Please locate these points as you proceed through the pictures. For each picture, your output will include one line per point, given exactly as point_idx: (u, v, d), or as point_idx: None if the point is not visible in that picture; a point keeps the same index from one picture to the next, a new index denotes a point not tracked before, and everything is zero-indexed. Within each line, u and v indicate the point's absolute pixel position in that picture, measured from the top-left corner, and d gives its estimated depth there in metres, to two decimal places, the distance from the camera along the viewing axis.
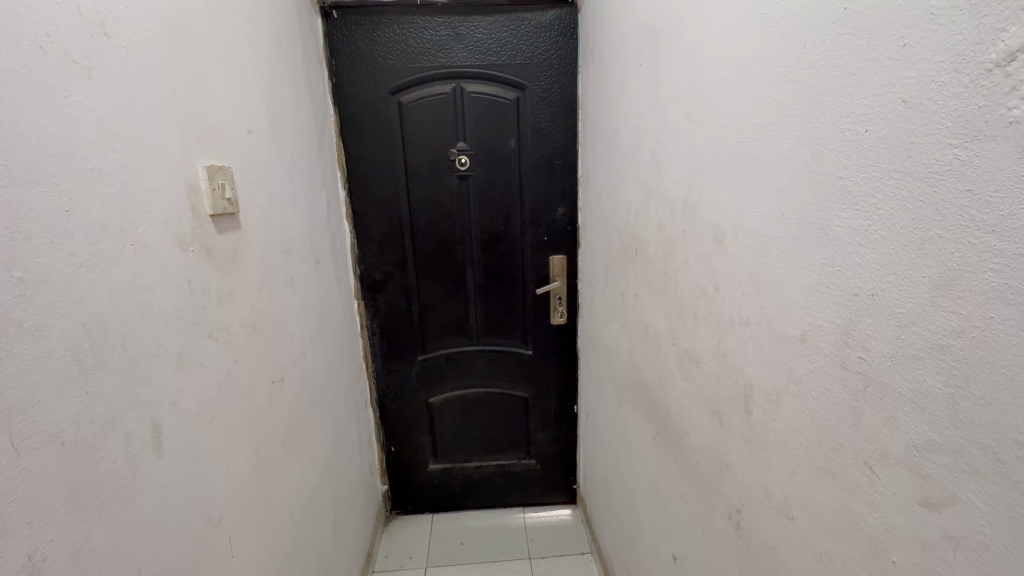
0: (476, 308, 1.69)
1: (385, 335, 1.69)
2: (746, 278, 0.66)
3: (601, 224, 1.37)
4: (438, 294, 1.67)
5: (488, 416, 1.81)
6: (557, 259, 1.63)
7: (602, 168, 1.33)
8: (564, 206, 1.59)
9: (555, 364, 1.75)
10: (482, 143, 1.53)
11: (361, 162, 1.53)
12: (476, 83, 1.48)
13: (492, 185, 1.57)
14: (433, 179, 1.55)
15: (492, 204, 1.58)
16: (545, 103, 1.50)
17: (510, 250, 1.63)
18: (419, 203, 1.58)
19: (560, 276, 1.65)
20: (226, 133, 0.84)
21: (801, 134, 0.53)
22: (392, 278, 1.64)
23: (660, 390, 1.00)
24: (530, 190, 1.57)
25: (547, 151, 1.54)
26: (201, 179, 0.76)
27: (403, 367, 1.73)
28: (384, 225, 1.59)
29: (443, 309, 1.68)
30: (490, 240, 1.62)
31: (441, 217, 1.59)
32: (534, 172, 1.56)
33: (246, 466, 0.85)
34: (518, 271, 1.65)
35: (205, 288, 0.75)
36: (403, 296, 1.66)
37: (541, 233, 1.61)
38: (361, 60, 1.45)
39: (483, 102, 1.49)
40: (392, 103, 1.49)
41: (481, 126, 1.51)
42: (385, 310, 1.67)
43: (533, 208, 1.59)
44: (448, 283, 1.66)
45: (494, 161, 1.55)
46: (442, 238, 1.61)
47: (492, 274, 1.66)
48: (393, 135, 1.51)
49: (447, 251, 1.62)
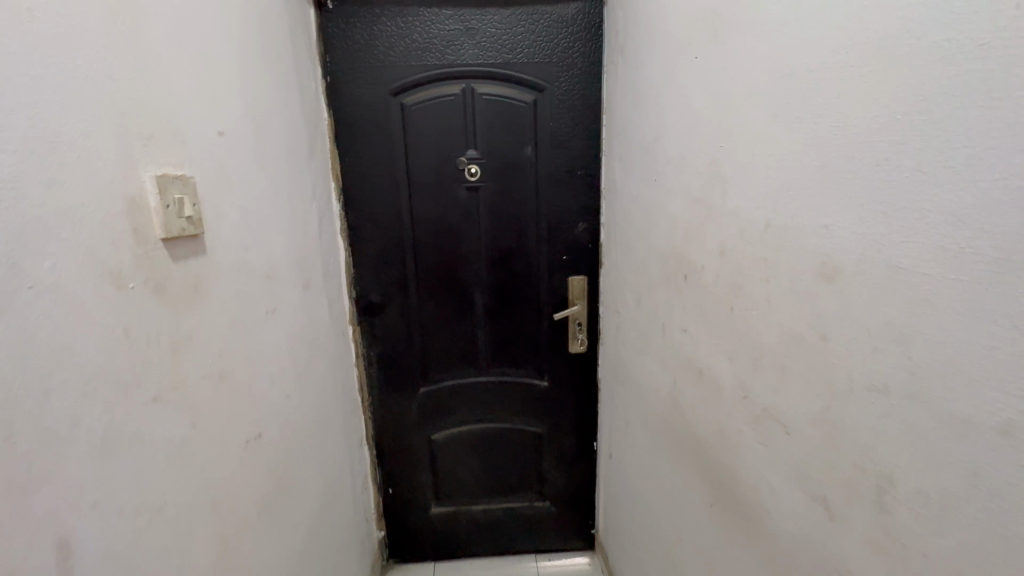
0: (485, 334, 1.51)
1: (383, 365, 1.51)
2: (880, 330, 0.49)
3: (631, 242, 1.20)
4: (443, 320, 1.49)
5: (498, 455, 1.62)
6: (576, 280, 1.46)
7: (633, 179, 1.16)
8: (585, 221, 1.42)
9: (572, 397, 1.57)
10: (494, 151, 1.36)
11: (357, 172, 1.36)
12: (488, 84, 1.32)
13: (505, 197, 1.40)
14: (439, 191, 1.38)
15: (505, 219, 1.41)
16: (565, 106, 1.34)
17: (524, 270, 1.46)
18: (423, 218, 1.40)
19: (580, 298, 1.47)
20: (188, 134, 0.67)
21: (1007, 134, 0.36)
22: (392, 301, 1.46)
23: (721, 449, 0.82)
24: (548, 203, 1.40)
25: (568, 159, 1.37)
26: (149, 192, 0.58)
27: (402, 401, 1.54)
28: (383, 242, 1.41)
29: (449, 335, 1.50)
30: (502, 259, 1.44)
31: (447, 234, 1.42)
32: (552, 184, 1.39)
33: (206, 559, 0.66)
34: (533, 294, 1.48)
35: (153, 335, 0.57)
36: (403, 321, 1.48)
37: (559, 251, 1.44)
38: (358, 56, 1.29)
39: (495, 106, 1.33)
40: (393, 105, 1.32)
41: (494, 132, 1.35)
42: (383, 337, 1.49)
43: (551, 223, 1.42)
44: (455, 307, 1.48)
45: (507, 171, 1.38)
46: (448, 257, 1.44)
47: (504, 297, 1.48)
48: (394, 142, 1.34)
49: (454, 271, 1.45)
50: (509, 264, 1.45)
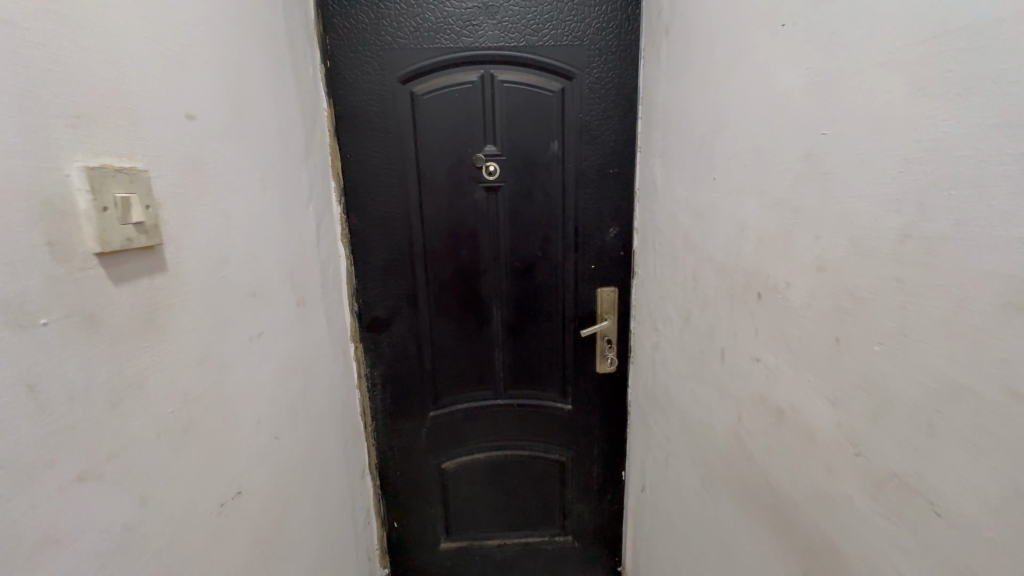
0: (502, 353, 1.34)
1: (388, 387, 1.35)
2: None
3: (678, 251, 1.04)
4: (455, 337, 1.33)
5: (515, 485, 1.46)
6: (606, 292, 1.30)
7: (681, 178, 1.00)
8: (617, 225, 1.26)
9: (599, 422, 1.40)
10: (516, 147, 1.20)
11: (361, 172, 1.20)
12: (511, 70, 1.16)
13: (528, 199, 1.24)
14: (454, 193, 1.22)
15: (527, 224, 1.25)
16: (598, 95, 1.18)
17: (548, 282, 1.30)
18: (434, 222, 1.24)
19: (610, 312, 1.31)
20: (143, 118, 0.51)
21: None
22: (398, 315, 1.30)
23: (812, 512, 0.66)
24: (575, 206, 1.24)
25: (599, 156, 1.21)
26: (77, 192, 0.42)
27: (409, 427, 1.38)
28: (389, 249, 1.25)
29: (462, 353, 1.34)
30: (522, 268, 1.28)
31: (461, 241, 1.26)
32: (581, 184, 1.23)
33: None
34: (557, 307, 1.32)
35: (78, 393, 0.41)
36: (412, 337, 1.32)
37: (588, 260, 1.28)
38: (363, 39, 1.13)
39: (518, 95, 1.17)
40: (402, 94, 1.16)
41: (515, 126, 1.19)
42: (389, 355, 1.32)
43: (579, 228, 1.26)
44: (470, 321, 1.32)
45: (530, 170, 1.22)
46: (462, 266, 1.28)
47: (525, 311, 1.31)
48: (402, 137, 1.18)
49: (469, 282, 1.29)
50: (530, 274, 1.29)
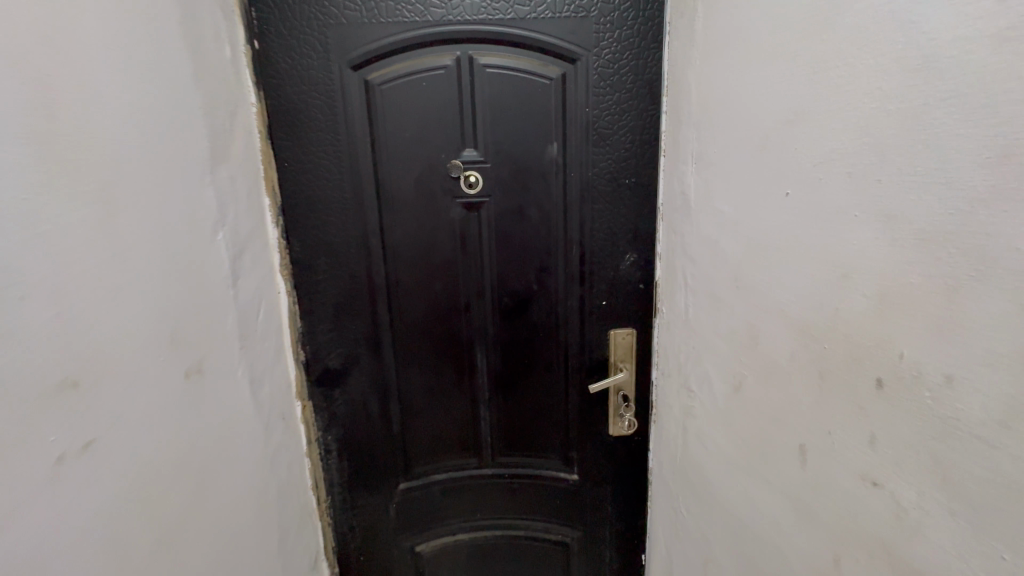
0: (491, 411, 1.06)
1: (346, 453, 1.07)
2: None
3: (722, 292, 0.75)
4: (430, 391, 1.04)
5: (508, 571, 1.17)
6: (622, 335, 1.02)
7: (723, 194, 0.73)
8: (634, 250, 0.98)
9: (613, 496, 1.11)
10: (504, 151, 0.93)
11: (304, 185, 0.93)
12: (495, 51, 0.89)
13: (520, 218, 0.96)
14: (424, 211, 0.95)
15: (520, 250, 0.98)
16: (609, 84, 0.90)
17: (546, 322, 1.02)
18: (400, 248, 0.97)
19: (626, 360, 1.03)
20: None
21: None
22: (356, 366, 1.02)
23: None
24: (581, 225, 0.96)
25: (611, 162, 0.94)
26: None
27: (373, 503, 1.09)
28: (343, 283, 0.98)
29: (439, 412, 1.05)
30: (514, 305, 1.00)
31: (436, 272, 0.98)
32: (587, 198, 0.95)
33: None
34: (559, 354, 1.03)
35: None
36: (374, 393, 1.03)
37: (597, 294, 1.00)
38: (301, 11, 0.86)
39: (504, 85, 0.90)
40: (354, 84, 0.89)
41: (502, 124, 0.91)
42: (346, 416, 1.05)
43: (586, 255, 0.98)
44: (448, 372, 1.03)
45: (522, 180, 0.94)
46: (437, 303, 1.00)
47: (518, 358, 1.03)
48: (356, 140, 0.91)
49: (446, 322, 1.01)
50: (524, 312, 1.01)
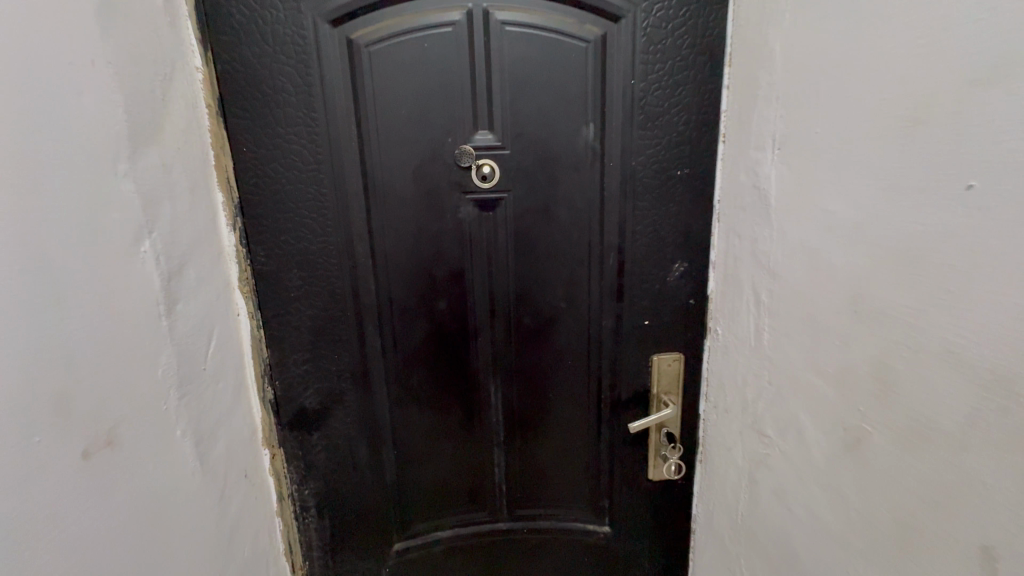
0: (506, 455, 0.87)
1: (328, 510, 0.86)
2: None
3: (822, 318, 0.58)
4: (432, 433, 0.85)
5: None
6: (665, 362, 0.84)
7: (831, 188, 0.55)
8: (684, 258, 0.80)
9: (652, 551, 0.93)
10: (527, 134, 0.73)
11: (268, 176, 0.72)
12: (518, 4, 0.69)
13: (545, 219, 0.77)
14: (425, 210, 0.75)
15: (544, 259, 0.79)
16: (660, 49, 0.72)
17: (575, 346, 0.83)
18: (394, 258, 0.77)
19: (671, 392, 0.85)
20: None
21: None
22: (339, 404, 0.82)
23: None
24: (620, 228, 0.78)
25: (659, 149, 0.75)
26: None
27: (362, 569, 0.89)
28: (321, 302, 0.77)
29: (443, 457, 0.86)
30: (537, 327, 0.81)
31: (439, 287, 0.79)
32: (629, 193, 0.76)
33: None
34: (590, 385, 0.85)
35: None
36: (362, 436, 0.83)
37: (638, 312, 0.82)
38: None
39: (529, 49, 0.70)
40: (333, 44, 0.68)
41: (525, 100, 0.72)
42: (326, 466, 0.84)
43: (625, 264, 0.79)
44: (455, 409, 0.84)
45: (549, 171, 0.75)
46: (440, 325, 0.80)
47: (540, 391, 0.84)
48: (336, 119, 0.70)
49: (452, 349, 0.81)
50: (547, 336, 0.82)
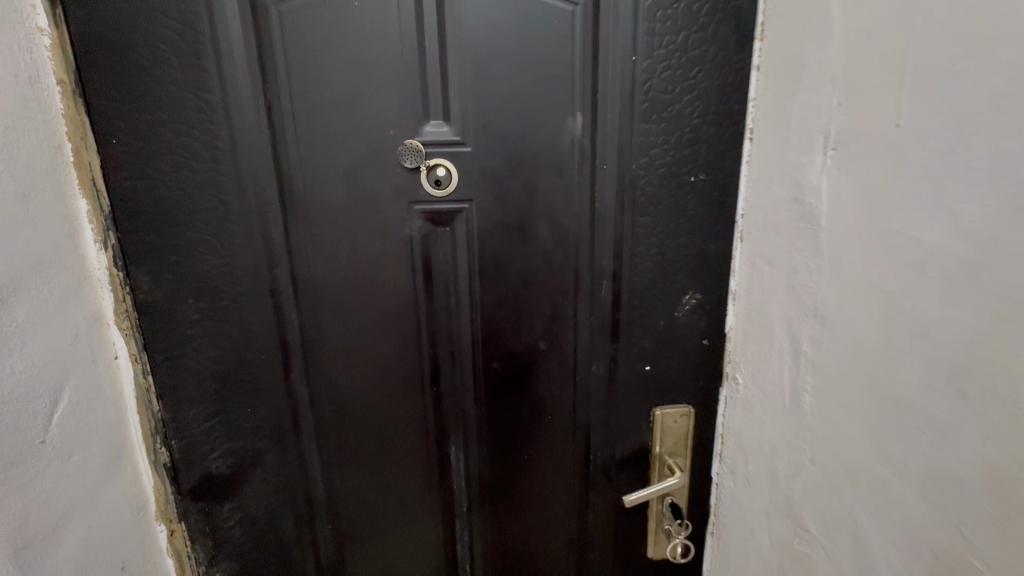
0: (471, 529, 0.70)
1: None
2: None
3: (890, 388, 0.41)
4: (376, 503, 0.67)
5: None
6: (671, 417, 0.67)
7: (917, 207, 0.38)
8: (697, 288, 0.63)
9: None
10: (495, 127, 0.56)
11: (151, 178, 0.55)
12: None
13: (518, 237, 0.60)
14: (362, 224, 0.58)
15: (516, 288, 0.61)
16: (671, 16, 0.54)
17: (556, 396, 0.65)
18: (322, 285, 0.60)
19: (677, 454, 0.68)
20: None
21: None
22: (256, 469, 0.64)
23: None
24: (616, 249, 0.60)
25: (667, 148, 0.58)
26: None
27: None
28: (228, 341, 0.60)
29: (391, 532, 0.69)
30: (508, 373, 0.64)
31: (382, 322, 0.61)
32: (627, 205, 0.59)
33: None
34: (575, 443, 0.67)
35: None
36: (286, 508, 0.66)
37: (637, 354, 0.64)
38: None
39: (497, 14, 0.53)
40: (231, 2, 0.51)
41: (492, 81, 0.55)
42: (241, 544, 0.67)
43: (621, 296, 0.62)
44: (407, 475, 0.67)
45: (524, 175, 0.58)
46: (385, 371, 0.63)
47: (512, 452, 0.67)
48: (240, 103, 0.53)
49: (401, 400, 0.64)
50: (521, 384, 0.65)
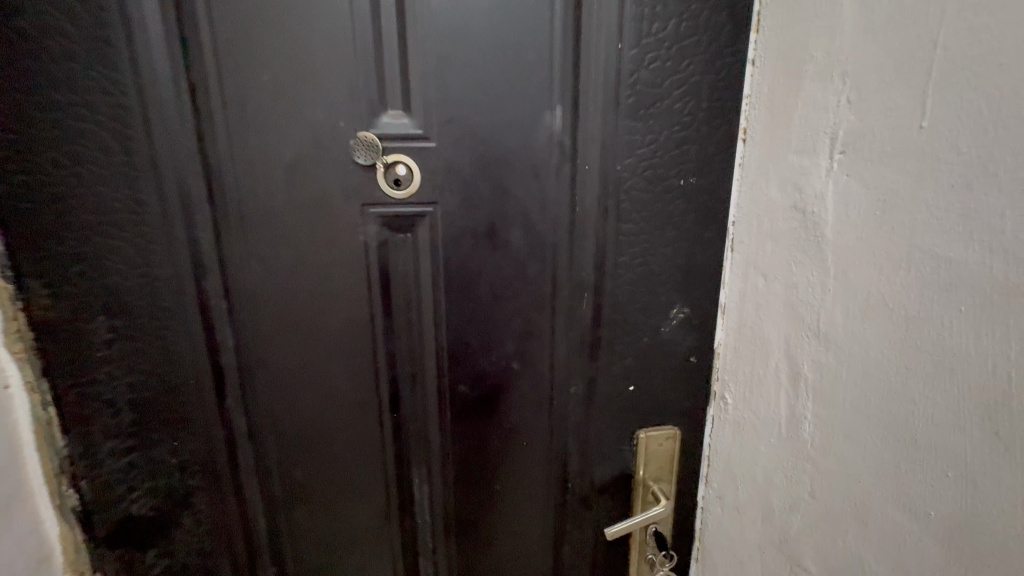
0: (437, 566, 0.63)
1: None
2: None
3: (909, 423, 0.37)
4: (328, 542, 0.60)
5: None
6: (657, 441, 0.61)
7: (948, 223, 0.33)
8: (684, 301, 0.57)
9: None
10: (462, 120, 0.49)
11: (45, 172, 0.45)
12: None
13: (489, 244, 0.53)
14: (309, 229, 0.51)
15: (487, 301, 0.55)
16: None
17: (531, 420, 0.59)
18: (263, 300, 0.52)
19: (662, 480, 0.63)
20: None
21: None
22: (187, 509, 0.56)
23: None
24: (597, 259, 0.54)
25: (655, 148, 0.52)
26: None
27: None
28: (150, 364, 0.51)
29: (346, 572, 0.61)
30: (478, 396, 0.58)
31: (334, 340, 0.54)
32: (610, 210, 0.53)
33: None
34: (552, 470, 0.61)
35: None
36: (223, 552, 0.58)
37: (619, 374, 0.59)
38: None
39: None
40: None
41: (458, 67, 0.48)
42: None
43: (602, 310, 0.56)
44: (364, 510, 0.59)
45: (495, 176, 0.51)
46: (338, 395, 0.56)
47: (482, 481, 0.61)
48: (156, 86, 0.45)
49: (357, 428, 0.57)
50: (493, 408, 0.58)
